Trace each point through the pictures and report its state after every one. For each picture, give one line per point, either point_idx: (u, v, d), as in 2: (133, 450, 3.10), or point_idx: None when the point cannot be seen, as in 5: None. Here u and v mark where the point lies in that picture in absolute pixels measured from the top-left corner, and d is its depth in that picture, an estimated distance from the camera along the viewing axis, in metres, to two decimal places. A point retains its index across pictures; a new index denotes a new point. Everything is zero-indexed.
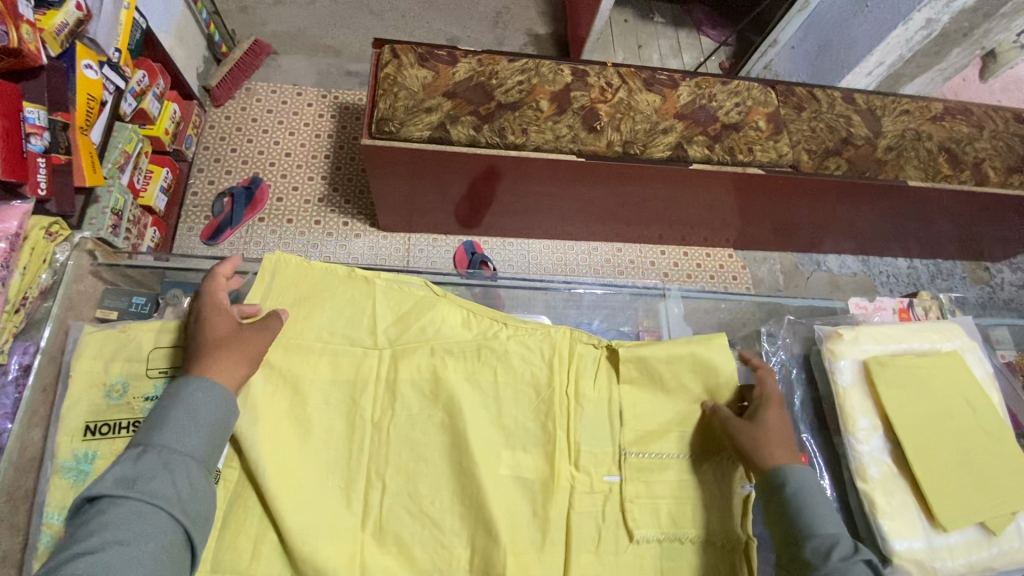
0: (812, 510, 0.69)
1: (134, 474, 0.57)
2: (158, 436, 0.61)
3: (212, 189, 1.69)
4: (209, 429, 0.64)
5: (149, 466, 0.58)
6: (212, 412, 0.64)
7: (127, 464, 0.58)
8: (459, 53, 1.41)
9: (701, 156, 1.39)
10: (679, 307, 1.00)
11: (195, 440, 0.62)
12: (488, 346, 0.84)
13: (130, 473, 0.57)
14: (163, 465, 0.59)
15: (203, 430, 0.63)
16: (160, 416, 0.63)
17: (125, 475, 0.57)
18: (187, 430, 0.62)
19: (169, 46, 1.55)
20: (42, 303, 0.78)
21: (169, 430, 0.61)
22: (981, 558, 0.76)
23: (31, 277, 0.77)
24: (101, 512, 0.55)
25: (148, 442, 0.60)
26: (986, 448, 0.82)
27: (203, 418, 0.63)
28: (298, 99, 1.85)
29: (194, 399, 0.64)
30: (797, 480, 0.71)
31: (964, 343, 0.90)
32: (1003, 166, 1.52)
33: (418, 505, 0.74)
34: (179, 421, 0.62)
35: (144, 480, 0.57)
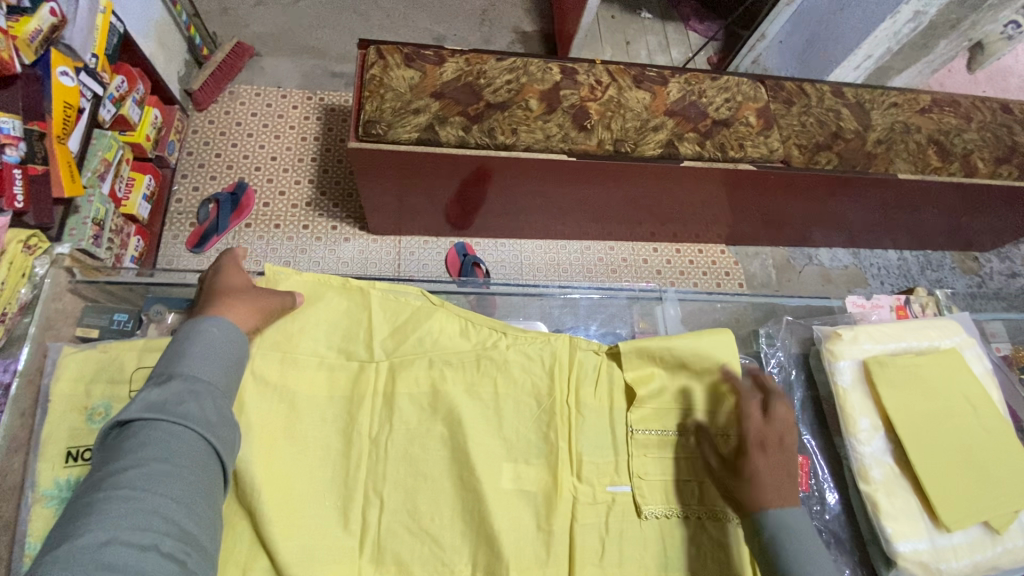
0: (794, 554, 0.66)
1: (162, 397, 0.57)
2: (179, 364, 0.60)
3: (196, 195, 1.65)
4: (226, 359, 0.64)
5: (176, 388, 0.58)
6: (227, 344, 0.65)
7: (152, 389, 0.58)
8: (446, 53, 1.38)
9: (691, 154, 1.38)
10: (676, 309, 0.99)
11: (215, 369, 0.62)
12: (486, 356, 0.82)
13: (158, 397, 0.57)
14: (189, 389, 0.59)
15: (221, 361, 0.63)
16: (177, 348, 0.62)
17: (153, 399, 0.57)
18: (208, 361, 0.62)
19: (148, 50, 1.51)
20: (21, 320, 0.77)
21: (191, 360, 0.61)
22: (985, 557, 0.76)
23: (9, 292, 0.76)
24: (133, 433, 0.54)
25: (170, 370, 0.60)
26: (987, 446, 0.81)
27: (222, 350, 0.64)
28: (282, 102, 1.81)
29: (213, 332, 0.64)
30: (774, 522, 0.68)
31: (962, 339, 0.90)
32: (992, 157, 1.51)
33: (417, 522, 0.72)
34: (197, 351, 0.62)
35: (173, 401, 0.57)
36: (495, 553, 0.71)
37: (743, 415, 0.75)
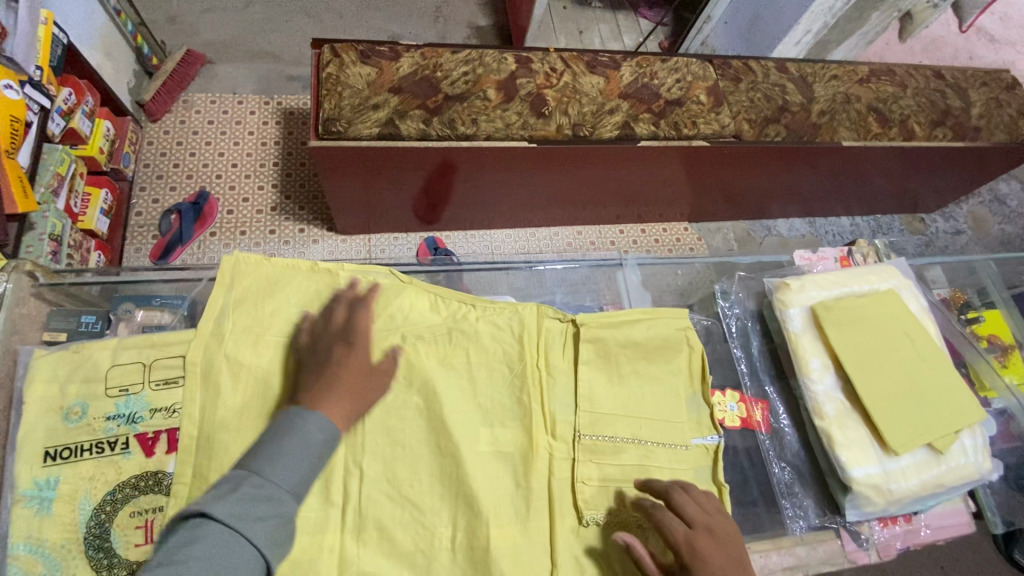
0: None
1: (244, 493, 0.57)
2: (265, 465, 0.60)
3: (157, 207, 1.63)
4: (313, 466, 0.63)
5: (256, 494, 0.57)
6: (319, 440, 0.64)
7: (235, 484, 0.58)
8: (401, 48, 1.40)
9: (647, 134, 1.43)
10: (637, 274, 1.04)
11: (296, 478, 0.61)
12: (458, 328, 0.85)
13: (243, 502, 0.56)
14: (268, 497, 0.58)
15: (307, 462, 0.62)
16: (271, 442, 0.62)
17: (235, 500, 0.56)
18: (292, 467, 0.61)
19: (94, 62, 1.49)
20: None
21: (276, 462, 0.60)
22: (931, 476, 0.83)
23: None
24: (204, 532, 0.54)
25: (256, 469, 0.59)
26: (927, 376, 0.88)
27: (310, 459, 0.62)
28: (239, 108, 1.80)
29: (312, 438, 0.63)
30: None
31: (900, 282, 0.97)
32: (927, 120, 1.61)
33: (398, 489, 0.75)
34: (285, 449, 0.61)
35: (251, 511, 0.56)
36: (476, 512, 0.75)
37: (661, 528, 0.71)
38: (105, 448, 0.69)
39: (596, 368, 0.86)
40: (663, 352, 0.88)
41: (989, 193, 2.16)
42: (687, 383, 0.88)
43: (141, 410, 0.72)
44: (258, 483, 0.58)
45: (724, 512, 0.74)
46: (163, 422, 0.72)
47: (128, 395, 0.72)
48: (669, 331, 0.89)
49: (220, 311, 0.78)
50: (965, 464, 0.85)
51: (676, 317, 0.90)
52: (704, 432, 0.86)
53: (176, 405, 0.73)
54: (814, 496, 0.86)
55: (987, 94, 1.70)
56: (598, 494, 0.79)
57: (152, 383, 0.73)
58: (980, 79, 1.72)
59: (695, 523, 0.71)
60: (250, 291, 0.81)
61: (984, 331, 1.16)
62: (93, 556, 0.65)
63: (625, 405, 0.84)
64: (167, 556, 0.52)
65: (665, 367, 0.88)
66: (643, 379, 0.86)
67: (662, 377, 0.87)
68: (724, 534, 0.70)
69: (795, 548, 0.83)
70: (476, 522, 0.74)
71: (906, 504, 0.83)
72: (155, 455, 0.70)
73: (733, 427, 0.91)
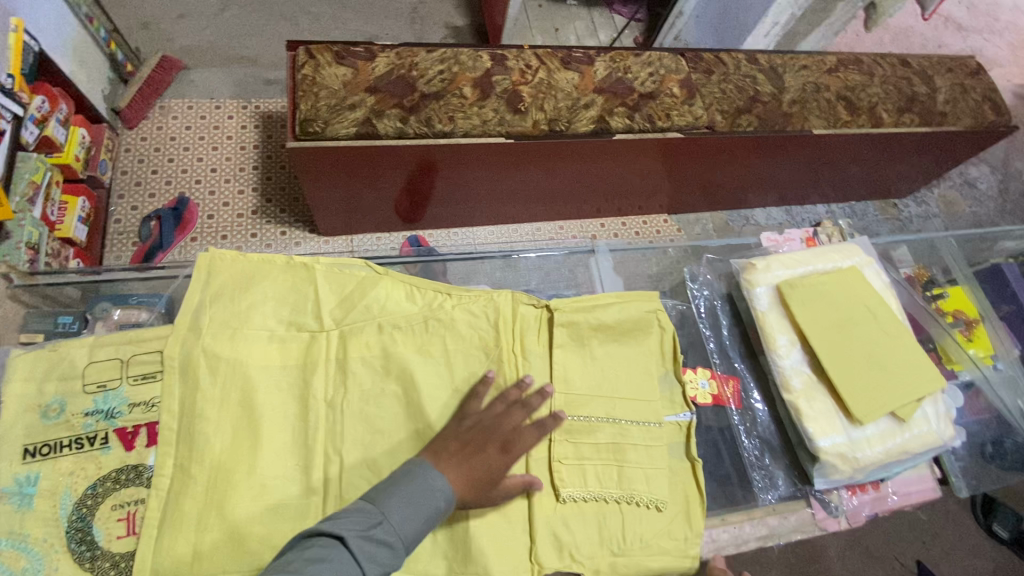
0: None
1: (367, 525, 0.61)
2: (392, 510, 0.64)
3: (136, 214, 1.62)
4: (426, 526, 0.65)
5: (378, 535, 0.61)
6: (434, 500, 0.67)
7: (361, 517, 0.62)
8: (376, 48, 1.41)
9: (622, 127, 1.45)
10: (608, 260, 1.06)
11: (412, 532, 0.64)
12: (434, 316, 0.86)
13: (365, 534, 0.60)
14: (386, 544, 0.61)
15: (423, 519, 0.65)
16: (400, 489, 0.66)
17: (360, 533, 0.60)
18: (411, 520, 0.64)
19: (69, 70, 1.48)
20: None
21: (399, 507, 0.64)
22: (895, 443, 0.86)
23: None
24: (330, 551, 0.58)
25: (381, 510, 0.63)
26: (889, 347, 0.92)
27: (425, 521, 0.65)
28: (217, 112, 1.80)
29: (435, 501, 0.66)
30: None
31: (862, 260, 1.00)
32: (894, 107, 1.65)
33: (378, 475, 0.77)
34: (413, 500, 0.65)
35: (371, 553, 0.60)
36: None
37: None
38: (84, 444, 0.70)
39: (570, 350, 0.88)
40: (635, 334, 0.91)
41: (959, 176, 2.20)
42: (659, 363, 0.91)
43: (119, 406, 0.73)
44: (379, 525, 0.62)
45: None
46: (142, 416, 0.73)
47: (106, 390, 0.73)
48: (639, 312, 0.92)
49: (196, 308, 0.78)
50: (927, 431, 0.89)
51: (646, 301, 0.93)
52: (676, 410, 0.89)
53: (154, 399, 0.74)
54: (783, 466, 0.90)
55: (952, 80, 1.75)
56: (571, 471, 0.82)
57: (130, 378, 0.74)
58: (945, 65, 1.77)
59: None
60: (224, 288, 0.81)
61: (950, 306, 1.20)
62: (75, 549, 0.66)
63: (601, 388, 0.86)
64: (294, 562, 0.57)
65: (638, 348, 0.90)
66: (615, 360, 0.89)
67: (633, 358, 0.90)
68: None
69: (767, 518, 0.86)
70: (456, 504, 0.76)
71: (872, 472, 0.87)
72: (134, 449, 0.71)
73: (708, 405, 0.92)
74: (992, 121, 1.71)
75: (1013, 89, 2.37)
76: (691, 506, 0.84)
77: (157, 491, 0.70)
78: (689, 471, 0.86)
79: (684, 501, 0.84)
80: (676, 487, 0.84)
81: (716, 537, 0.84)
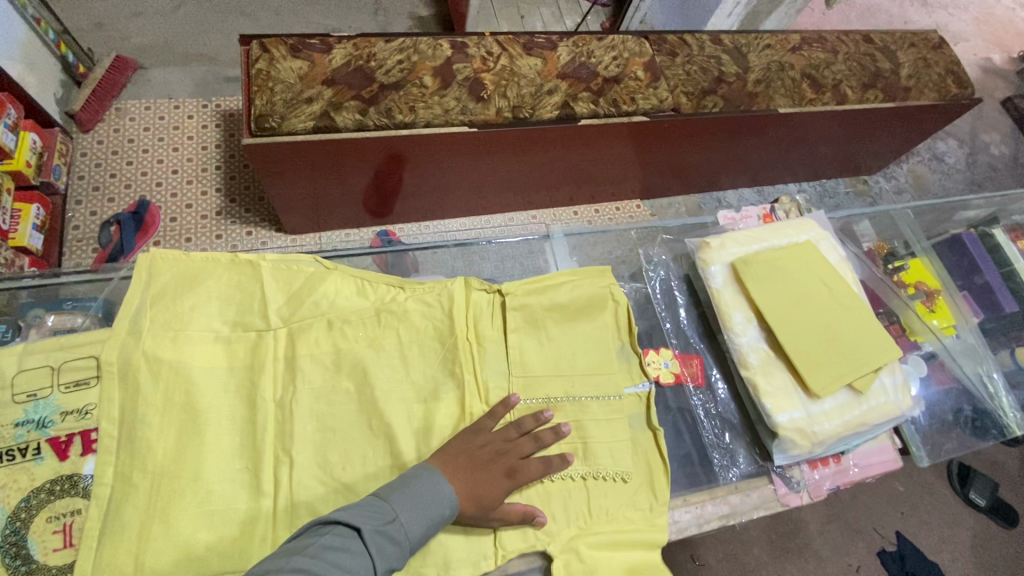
0: None
1: (379, 520, 0.61)
2: (403, 510, 0.63)
3: (95, 220, 1.57)
4: (432, 528, 0.65)
5: (391, 532, 0.61)
6: (440, 507, 0.66)
7: (375, 513, 0.62)
8: (332, 40, 1.38)
9: (587, 112, 1.43)
10: (564, 244, 1.05)
11: (420, 528, 0.64)
12: (386, 309, 0.85)
13: (378, 528, 0.60)
14: (395, 541, 0.61)
15: (430, 523, 0.65)
16: (410, 488, 0.66)
17: (375, 527, 0.60)
18: (419, 521, 0.64)
19: (17, 74, 1.43)
20: None
21: (410, 507, 0.64)
22: (854, 415, 0.86)
23: None
24: (347, 541, 0.58)
25: (394, 507, 0.63)
26: (845, 320, 0.92)
27: (433, 519, 0.65)
28: (174, 113, 1.75)
29: (443, 497, 0.67)
30: None
31: (817, 234, 1.00)
32: (858, 84, 1.65)
33: (330, 474, 0.74)
34: (422, 500, 0.65)
35: (383, 547, 0.60)
36: None
37: None
38: (16, 455, 0.67)
39: (525, 335, 0.87)
40: (588, 313, 0.91)
41: (927, 151, 2.20)
42: (616, 337, 0.91)
43: (51, 414, 0.70)
44: (392, 522, 0.62)
45: None
46: (75, 424, 0.70)
47: (37, 400, 0.70)
48: (594, 290, 0.92)
49: (136, 310, 0.76)
50: (885, 402, 0.89)
51: (599, 277, 0.93)
52: (635, 381, 0.88)
53: (88, 405, 0.71)
54: (745, 443, 0.90)
55: (915, 54, 1.75)
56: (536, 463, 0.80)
57: (61, 386, 0.71)
58: (908, 40, 1.78)
59: None
60: (167, 288, 0.79)
61: (911, 277, 1.20)
62: (10, 564, 0.64)
63: (554, 360, 0.86)
64: (311, 547, 0.56)
65: (592, 325, 0.90)
66: (570, 338, 0.88)
67: (590, 336, 0.89)
68: None
69: (728, 497, 0.86)
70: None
71: (831, 445, 0.87)
72: (69, 458, 0.69)
73: (668, 384, 0.93)
74: (956, 94, 1.72)
75: (978, 64, 2.39)
76: (656, 474, 0.83)
77: (97, 502, 0.67)
78: (651, 439, 0.85)
79: (647, 468, 0.83)
80: (638, 454, 0.84)
81: (679, 519, 0.83)
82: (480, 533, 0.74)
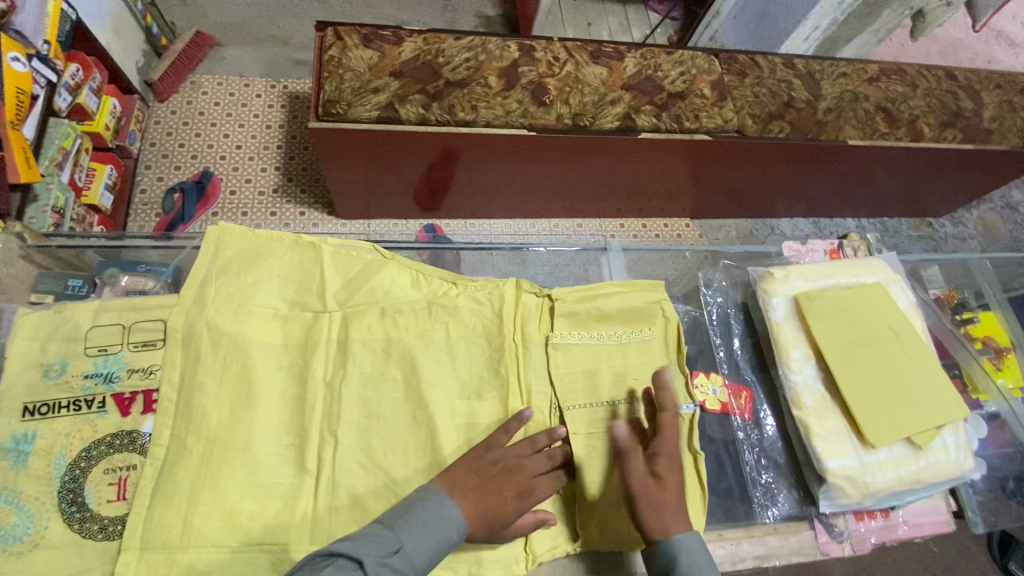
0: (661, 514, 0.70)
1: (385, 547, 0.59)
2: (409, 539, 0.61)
3: (160, 185, 1.64)
4: (439, 557, 0.62)
5: (394, 563, 0.58)
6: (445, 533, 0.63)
7: (378, 543, 0.59)
8: (404, 33, 1.40)
9: (648, 126, 1.41)
10: (621, 259, 1.04)
11: (427, 553, 0.61)
12: (438, 303, 0.85)
13: (380, 557, 0.57)
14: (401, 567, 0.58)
15: (438, 548, 0.62)
16: (416, 518, 0.63)
17: (378, 558, 0.57)
18: (425, 550, 0.61)
19: (104, 40, 1.51)
20: None
21: (413, 534, 0.61)
22: (910, 471, 0.82)
23: None
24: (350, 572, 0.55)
25: (397, 536, 0.60)
26: (910, 369, 0.87)
27: (440, 542, 0.62)
28: (246, 91, 1.81)
29: (448, 517, 0.64)
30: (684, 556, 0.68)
31: (888, 276, 0.96)
32: (936, 121, 1.56)
33: (371, 458, 0.75)
34: (428, 528, 0.62)
35: None
36: None
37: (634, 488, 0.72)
38: (83, 405, 0.70)
39: (574, 343, 0.86)
40: (639, 326, 0.88)
41: (1000, 199, 2.08)
42: (664, 354, 0.88)
43: (118, 370, 0.73)
44: (396, 552, 0.59)
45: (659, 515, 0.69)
46: (140, 382, 0.73)
47: (106, 354, 0.73)
48: (646, 304, 0.90)
49: (203, 279, 0.79)
50: (944, 460, 0.84)
51: (653, 290, 0.91)
52: (681, 402, 0.85)
53: (153, 366, 0.74)
54: (789, 484, 0.86)
55: (1000, 97, 1.66)
56: None
57: (131, 345, 0.74)
58: (994, 81, 1.68)
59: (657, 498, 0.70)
60: (232, 262, 0.81)
61: (980, 331, 1.14)
62: (66, 509, 0.66)
63: (603, 366, 0.85)
64: None
65: (641, 338, 0.88)
66: (618, 350, 0.86)
67: (638, 349, 0.87)
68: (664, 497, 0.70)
69: (766, 537, 0.82)
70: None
71: (882, 499, 0.82)
72: (131, 415, 0.71)
73: (715, 411, 0.89)
74: None
75: None
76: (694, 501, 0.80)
77: (152, 460, 0.70)
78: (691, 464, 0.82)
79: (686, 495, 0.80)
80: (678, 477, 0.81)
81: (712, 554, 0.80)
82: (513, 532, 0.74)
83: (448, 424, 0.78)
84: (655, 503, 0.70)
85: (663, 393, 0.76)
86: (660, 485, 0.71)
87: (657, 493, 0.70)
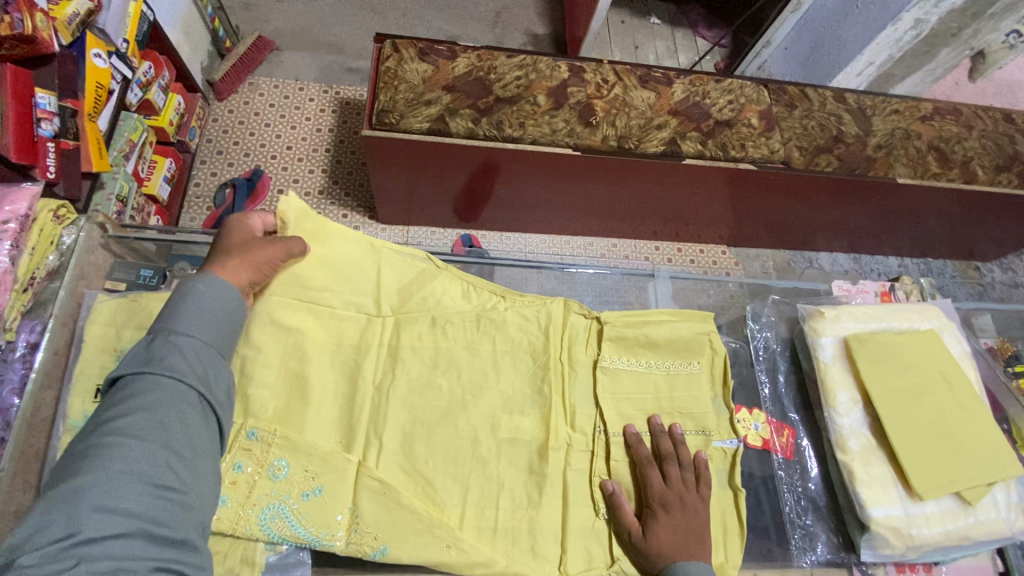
0: (669, 545, 0.72)
1: (155, 353, 0.60)
2: (175, 323, 0.62)
3: (214, 180, 1.71)
4: (221, 323, 0.66)
5: (169, 338, 0.61)
6: (218, 299, 0.66)
7: (191, 307, 0.64)
8: (459, 49, 1.43)
9: (693, 152, 1.40)
10: (668, 286, 1.07)
11: (206, 323, 0.64)
12: (486, 316, 0.87)
13: (186, 316, 0.63)
14: (180, 341, 0.61)
15: (217, 321, 0.65)
16: (176, 305, 0.64)
17: (181, 334, 0.62)
18: (200, 320, 0.64)
19: (175, 41, 1.58)
20: (49, 283, 0.82)
21: (190, 315, 0.63)
22: (957, 526, 0.79)
23: (39, 256, 0.81)
24: (184, 323, 0.63)
25: (167, 324, 0.62)
26: (962, 422, 0.85)
27: (215, 307, 0.65)
28: (300, 95, 1.88)
29: (208, 288, 0.66)
30: None
31: (942, 323, 0.95)
32: (991, 165, 1.51)
33: (413, 465, 0.77)
34: (195, 309, 0.64)
35: (178, 347, 0.61)
36: (486, 497, 0.77)
37: (648, 526, 0.74)
38: None
39: (618, 368, 0.86)
40: (684, 355, 0.88)
41: None
42: (709, 386, 0.88)
43: None
44: (166, 333, 0.61)
45: (682, 552, 0.72)
46: None
47: None
48: (693, 334, 0.89)
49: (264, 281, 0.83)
50: (994, 518, 0.81)
51: (699, 321, 0.90)
52: (723, 436, 0.85)
53: None
54: (828, 529, 0.84)
55: None
56: (582, 489, 0.79)
57: None
58: None
59: (669, 531, 0.73)
60: None
61: None
62: None
63: (646, 393, 0.86)
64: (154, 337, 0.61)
65: (686, 368, 0.88)
66: (660, 373, 0.87)
67: (681, 379, 0.87)
68: (681, 527, 0.74)
69: None
70: (502, 506, 0.77)
71: (925, 553, 0.80)
72: None
73: (755, 446, 0.89)
74: None
75: None
76: (729, 537, 0.79)
77: None
78: (730, 500, 0.81)
79: (722, 528, 0.79)
80: (716, 510, 0.80)
81: None
82: (547, 546, 0.75)
83: (489, 437, 0.80)
84: (666, 540, 0.73)
85: (659, 438, 0.81)
86: (668, 516, 0.75)
87: (664, 531, 0.73)
